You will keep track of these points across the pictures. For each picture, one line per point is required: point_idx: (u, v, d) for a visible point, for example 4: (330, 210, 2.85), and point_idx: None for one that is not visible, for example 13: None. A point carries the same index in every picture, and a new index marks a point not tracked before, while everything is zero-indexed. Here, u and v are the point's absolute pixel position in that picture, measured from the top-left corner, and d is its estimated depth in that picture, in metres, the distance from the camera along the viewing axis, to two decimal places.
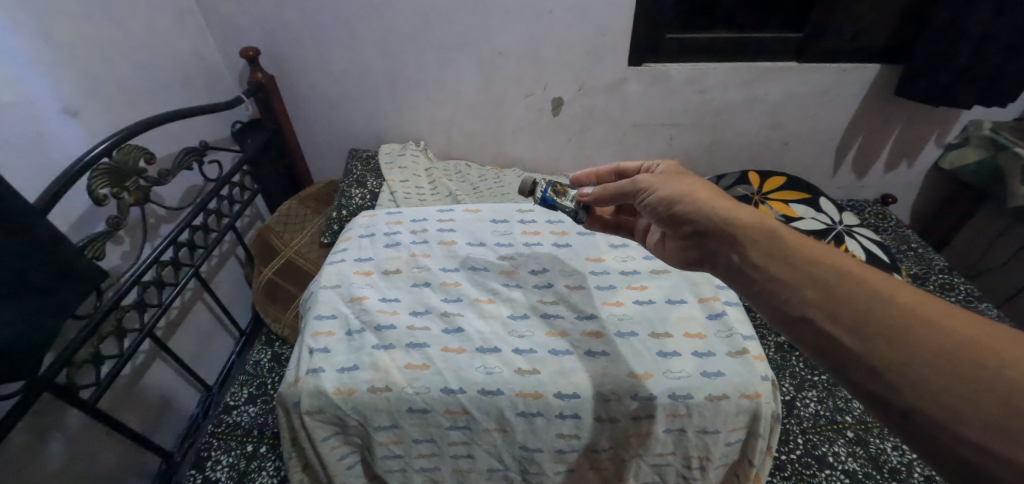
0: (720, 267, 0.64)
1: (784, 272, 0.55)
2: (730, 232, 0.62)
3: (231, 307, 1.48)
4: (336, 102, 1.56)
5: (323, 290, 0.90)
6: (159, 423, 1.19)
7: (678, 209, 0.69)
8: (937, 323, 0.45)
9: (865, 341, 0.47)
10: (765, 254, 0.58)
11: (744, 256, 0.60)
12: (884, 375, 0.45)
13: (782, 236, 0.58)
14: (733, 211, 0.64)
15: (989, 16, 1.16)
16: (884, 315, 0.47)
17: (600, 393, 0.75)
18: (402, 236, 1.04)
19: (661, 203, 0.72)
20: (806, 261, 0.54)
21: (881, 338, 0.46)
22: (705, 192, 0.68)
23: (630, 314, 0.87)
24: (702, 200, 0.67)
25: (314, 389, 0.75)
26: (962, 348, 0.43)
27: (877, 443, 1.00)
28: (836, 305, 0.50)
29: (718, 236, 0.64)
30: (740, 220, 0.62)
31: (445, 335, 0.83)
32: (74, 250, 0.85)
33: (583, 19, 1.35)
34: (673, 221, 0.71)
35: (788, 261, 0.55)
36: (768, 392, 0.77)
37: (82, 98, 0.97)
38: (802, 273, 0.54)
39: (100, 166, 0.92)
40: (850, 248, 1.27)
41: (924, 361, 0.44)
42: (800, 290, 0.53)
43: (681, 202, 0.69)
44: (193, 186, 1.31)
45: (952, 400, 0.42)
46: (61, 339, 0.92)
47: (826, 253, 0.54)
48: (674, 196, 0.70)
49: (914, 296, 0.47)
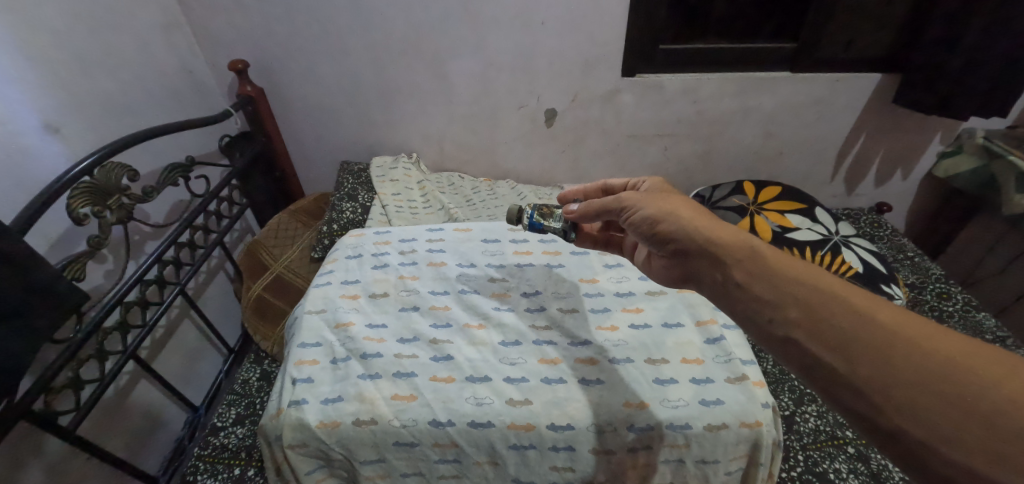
0: (704, 285, 0.62)
1: (767, 292, 0.53)
2: (715, 251, 0.60)
3: (218, 324, 1.44)
4: (326, 114, 1.54)
5: (307, 315, 0.88)
6: (142, 447, 1.15)
7: (660, 228, 0.67)
8: (919, 341, 0.43)
9: (848, 362, 0.45)
10: (748, 273, 0.56)
11: (726, 274, 0.58)
12: (868, 394, 0.43)
13: (765, 254, 0.56)
14: (720, 230, 0.61)
15: (983, 24, 1.16)
16: (865, 335, 0.45)
17: (596, 425, 0.73)
18: (390, 257, 1.02)
19: (645, 221, 0.69)
20: (790, 281, 0.52)
21: (864, 358, 0.44)
22: (689, 210, 0.67)
23: (625, 340, 0.85)
24: (686, 219, 0.65)
25: (296, 422, 0.72)
26: (946, 368, 0.41)
27: (878, 459, 0.99)
28: (818, 326, 0.48)
29: (702, 257, 0.62)
30: (724, 239, 0.60)
31: (434, 363, 0.80)
32: (53, 273, 0.82)
33: (576, 31, 1.34)
34: (658, 240, 0.68)
35: (772, 280, 0.53)
36: (769, 419, 0.75)
37: (62, 114, 0.95)
38: (786, 293, 0.52)
39: (81, 184, 0.90)
40: (847, 260, 1.25)
41: (907, 381, 0.42)
42: (783, 309, 0.51)
43: (663, 220, 0.67)
44: (179, 202, 1.29)
45: (936, 419, 0.40)
46: (39, 363, 0.89)
47: (813, 272, 0.52)
48: (657, 213, 0.68)
49: (895, 314, 0.45)
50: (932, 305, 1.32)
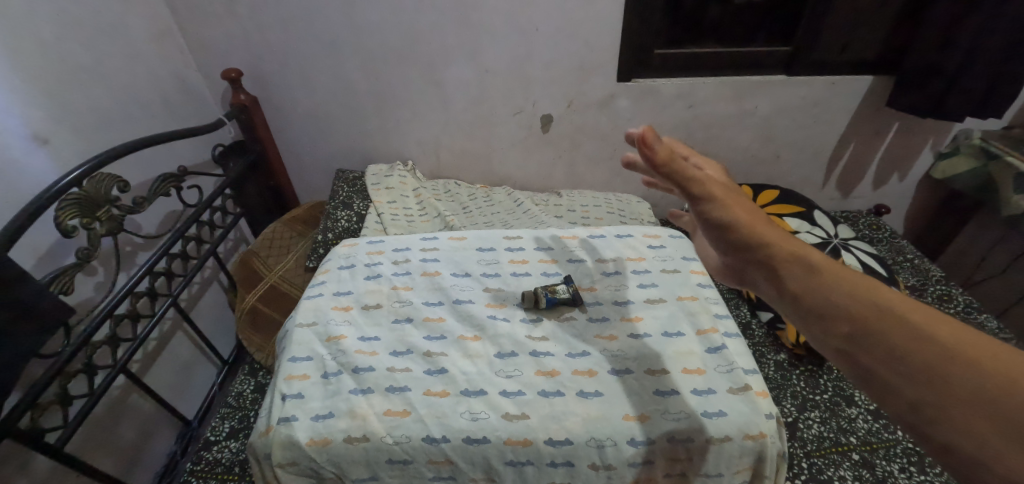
0: (759, 293, 0.58)
1: (818, 303, 0.48)
2: (775, 268, 0.53)
3: (212, 336, 1.42)
4: (321, 123, 1.53)
5: (298, 329, 0.86)
6: (133, 463, 1.12)
7: (731, 236, 0.59)
8: (980, 363, 0.39)
9: (902, 378, 0.41)
10: (801, 284, 0.50)
11: (781, 287, 0.52)
12: (927, 414, 0.40)
13: (815, 264, 0.51)
14: (788, 244, 0.54)
15: (975, 30, 1.16)
16: (920, 354, 0.41)
17: (595, 439, 0.71)
18: (383, 267, 1.00)
19: (718, 224, 0.60)
20: (839, 291, 0.48)
21: (918, 377, 0.41)
22: (750, 213, 0.60)
23: (624, 351, 0.83)
24: (751, 225, 0.58)
25: (285, 440, 0.70)
26: (1007, 388, 0.37)
27: (884, 465, 0.98)
28: (870, 340, 0.44)
29: (759, 267, 0.56)
30: (791, 254, 0.53)
31: (428, 377, 0.79)
32: (37, 289, 0.81)
33: (571, 36, 1.34)
34: (725, 245, 0.61)
35: (824, 292, 0.48)
36: (773, 431, 0.74)
37: (51, 126, 0.93)
38: (835, 303, 0.47)
39: (69, 196, 0.88)
40: (846, 262, 1.22)
41: (964, 402, 0.38)
42: (833, 324, 0.46)
43: (739, 231, 0.58)
44: (172, 212, 1.27)
45: (1000, 444, 0.36)
46: (26, 379, 0.87)
47: (865, 281, 0.47)
48: (735, 220, 0.59)
49: (956, 332, 0.41)
50: (934, 306, 1.32)
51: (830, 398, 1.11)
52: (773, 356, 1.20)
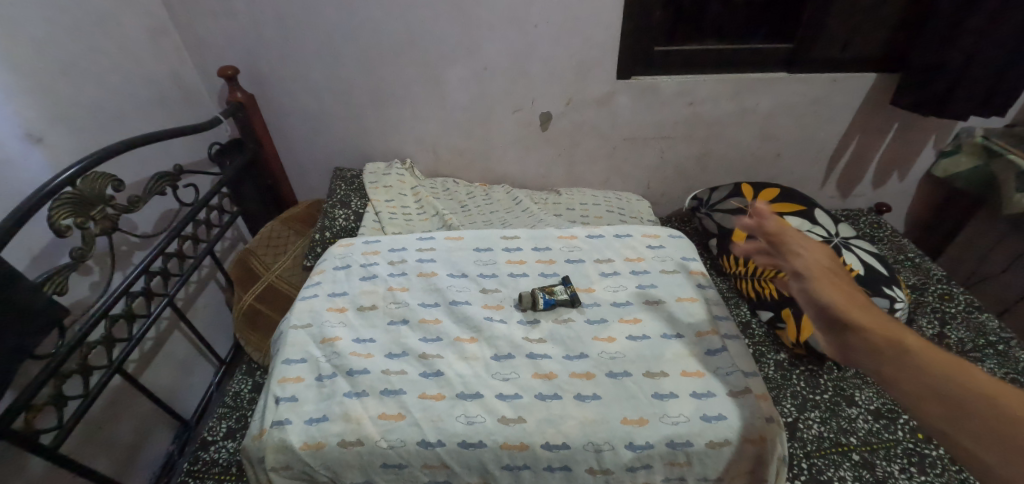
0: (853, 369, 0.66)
1: (908, 379, 0.57)
2: (872, 346, 0.63)
3: (209, 336, 1.41)
4: (318, 121, 1.52)
5: (293, 330, 0.85)
6: (130, 463, 1.12)
7: (830, 317, 0.69)
8: None
9: (988, 449, 0.50)
10: (890, 362, 0.60)
11: (873, 364, 0.62)
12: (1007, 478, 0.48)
13: (906, 345, 0.60)
14: (881, 328, 0.64)
15: (978, 27, 1.15)
16: (1003, 426, 0.50)
17: (592, 443, 0.71)
18: (379, 267, 0.99)
19: (814, 303, 0.72)
20: (930, 372, 0.57)
21: (1000, 449, 0.49)
22: (848, 299, 0.70)
23: (623, 353, 0.83)
24: (849, 309, 0.68)
25: (279, 444, 0.70)
26: None
27: (884, 465, 0.97)
28: (956, 414, 0.53)
29: (856, 346, 0.64)
30: (886, 337, 0.63)
31: (423, 380, 0.78)
32: (29, 289, 0.80)
33: (571, 33, 1.33)
34: (823, 323, 0.70)
35: (915, 370, 0.57)
36: (773, 435, 0.73)
37: (45, 124, 0.92)
38: (924, 381, 0.56)
39: (62, 196, 0.87)
40: (848, 262, 1.20)
41: None
42: (922, 396, 0.55)
43: (836, 311, 0.69)
44: (167, 211, 1.26)
45: None
46: (20, 380, 0.86)
47: (953, 364, 0.57)
48: (831, 302, 0.70)
49: None
50: (934, 306, 1.32)
51: (830, 398, 1.10)
52: (773, 356, 1.20)
